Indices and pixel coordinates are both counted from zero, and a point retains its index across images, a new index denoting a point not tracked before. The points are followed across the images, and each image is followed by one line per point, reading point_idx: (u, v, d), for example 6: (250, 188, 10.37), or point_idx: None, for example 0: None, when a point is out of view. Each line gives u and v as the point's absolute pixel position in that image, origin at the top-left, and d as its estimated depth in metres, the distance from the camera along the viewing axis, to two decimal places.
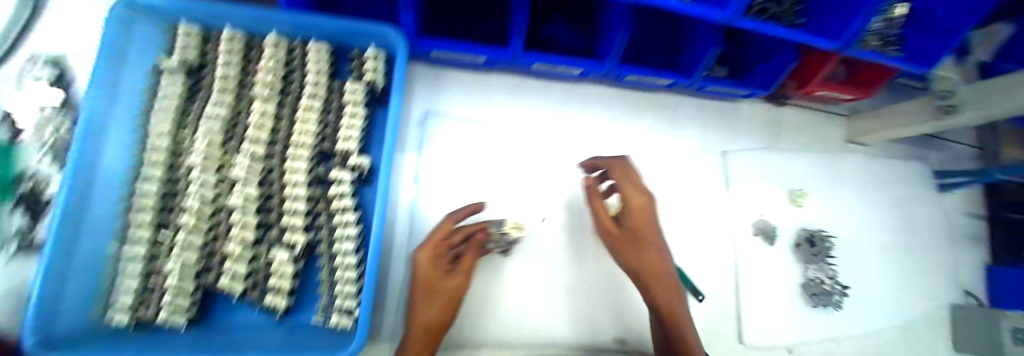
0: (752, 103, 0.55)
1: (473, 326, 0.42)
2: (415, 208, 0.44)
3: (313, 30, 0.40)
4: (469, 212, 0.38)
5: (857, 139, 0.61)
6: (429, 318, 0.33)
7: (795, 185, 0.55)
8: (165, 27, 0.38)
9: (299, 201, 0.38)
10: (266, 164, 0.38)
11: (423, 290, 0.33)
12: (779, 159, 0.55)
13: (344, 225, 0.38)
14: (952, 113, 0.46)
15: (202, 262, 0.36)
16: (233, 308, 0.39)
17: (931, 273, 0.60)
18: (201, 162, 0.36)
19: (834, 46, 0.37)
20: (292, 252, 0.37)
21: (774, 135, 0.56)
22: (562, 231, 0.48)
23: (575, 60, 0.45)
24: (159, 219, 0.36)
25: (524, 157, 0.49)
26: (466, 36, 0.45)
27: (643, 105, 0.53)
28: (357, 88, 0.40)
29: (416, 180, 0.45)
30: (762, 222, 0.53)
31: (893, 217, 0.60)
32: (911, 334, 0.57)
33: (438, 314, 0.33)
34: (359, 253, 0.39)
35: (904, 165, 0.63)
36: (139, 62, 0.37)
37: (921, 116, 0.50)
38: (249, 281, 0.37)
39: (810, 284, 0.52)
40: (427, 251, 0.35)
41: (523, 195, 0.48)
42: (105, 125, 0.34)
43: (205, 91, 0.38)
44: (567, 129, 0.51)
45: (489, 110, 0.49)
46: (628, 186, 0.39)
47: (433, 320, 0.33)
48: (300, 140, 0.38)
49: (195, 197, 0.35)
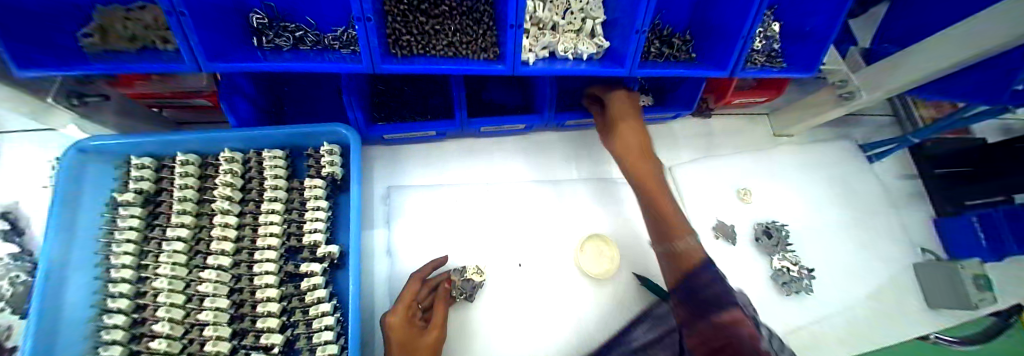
0: (683, 120, 0.62)
1: None
2: (390, 284, 0.45)
3: (262, 141, 0.45)
4: (433, 266, 0.44)
5: (783, 133, 0.68)
6: None
7: (741, 184, 0.60)
8: (118, 164, 0.44)
9: (272, 302, 0.39)
10: (235, 273, 0.41)
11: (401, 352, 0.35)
12: (719, 164, 0.60)
13: (321, 316, 0.38)
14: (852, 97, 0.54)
15: None
16: None
17: (883, 238, 0.65)
18: (167, 286, 0.38)
19: (726, 73, 0.44)
20: (271, 354, 0.37)
21: (709, 144, 0.62)
22: (540, 272, 0.50)
23: (515, 117, 0.51)
24: (131, 350, 0.37)
25: (489, 210, 0.52)
26: (416, 115, 0.51)
27: (587, 141, 0.58)
28: (316, 183, 0.43)
29: (389, 254, 0.47)
30: (720, 224, 0.56)
31: (834, 194, 0.65)
32: (885, 300, 0.60)
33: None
34: (339, 341, 0.40)
35: (832, 145, 0.70)
36: (91, 202, 0.42)
37: (824, 105, 0.58)
38: None
39: (779, 273, 0.54)
40: (400, 313, 0.38)
41: (494, 245, 0.50)
42: (66, 267, 0.38)
43: (165, 215, 0.42)
44: (524, 176, 0.55)
45: (447, 174, 0.53)
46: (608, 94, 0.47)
47: None
48: (267, 243, 0.40)
49: (164, 321, 0.37)
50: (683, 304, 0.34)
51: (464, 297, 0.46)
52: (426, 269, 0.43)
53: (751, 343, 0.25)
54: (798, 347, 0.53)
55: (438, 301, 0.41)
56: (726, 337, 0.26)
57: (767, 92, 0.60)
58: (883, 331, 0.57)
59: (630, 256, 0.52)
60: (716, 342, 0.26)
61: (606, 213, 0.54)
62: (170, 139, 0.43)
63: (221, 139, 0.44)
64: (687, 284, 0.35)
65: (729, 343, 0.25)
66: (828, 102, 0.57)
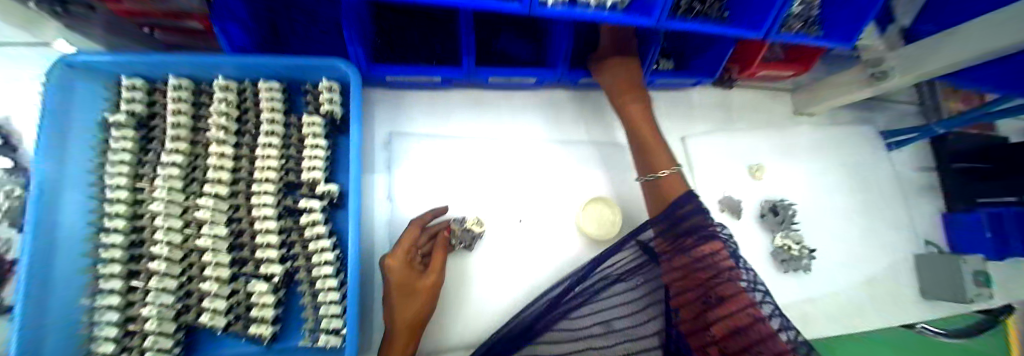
0: (702, 89, 0.59)
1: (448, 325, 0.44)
2: (390, 230, 0.46)
3: (261, 70, 0.42)
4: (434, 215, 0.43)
5: (805, 111, 0.65)
6: (409, 315, 0.36)
7: (755, 160, 0.58)
8: (110, 84, 0.42)
9: (271, 234, 0.39)
10: (232, 202, 0.41)
11: (399, 291, 0.36)
12: (735, 138, 0.58)
13: (321, 251, 0.39)
14: (883, 79, 0.51)
15: (179, 304, 0.38)
16: (221, 341, 0.41)
17: (889, 227, 0.64)
18: (164, 209, 0.38)
19: (759, 35, 0.40)
20: (271, 283, 0.38)
21: (726, 116, 0.59)
22: (541, 228, 0.50)
23: (528, 69, 0.48)
24: (129, 268, 0.39)
25: (494, 166, 0.51)
26: (421, 59, 0.48)
27: (601, 103, 0.55)
28: (315, 120, 0.41)
29: (389, 198, 0.47)
30: (728, 199, 0.54)
31: (847, 179, 0.64)
32: (878, 287, 0.60)
33: (419, 308, 0.37)
34: (339, 276, 0.40)
35: (852, 130, 0.67)
36: (85, 120, 0.40)
37: (855, 84, 0.54)
38: (231, 314, 0.38)
39: (780, 251, 0.54)
40: (399, 256, 0.37)
41: (495, 201, 0.50)
42: (60, 184, 0.37)
43: (160, 141, 0.42)
44: (532, 133, 0.53)
45: (451, 126, 0.51)
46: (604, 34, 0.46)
47: (413, 317, 0.36)
48: (264, 177, 0.39)
49: (161, 244, 0.37)
50: (663, 232, 0.38)
51: (463, 246, 0.46)
52: (426, 217, 0.42)
53: (726, 272, 0.33)
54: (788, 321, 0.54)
55: (437, 249, 0.41)
56: (706, 271, 0.33)
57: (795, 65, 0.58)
58: (871, 315, 0.58)
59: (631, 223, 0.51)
60: (699, 278, 0.33)
61: (614, 179, 0.53)
62: (159, 62, 0.39)
63: (214, 66, 0.40)
64: (668, 215, 0.39)
65: (710, 278, 0.33)
66: (858, 82, 0.54)
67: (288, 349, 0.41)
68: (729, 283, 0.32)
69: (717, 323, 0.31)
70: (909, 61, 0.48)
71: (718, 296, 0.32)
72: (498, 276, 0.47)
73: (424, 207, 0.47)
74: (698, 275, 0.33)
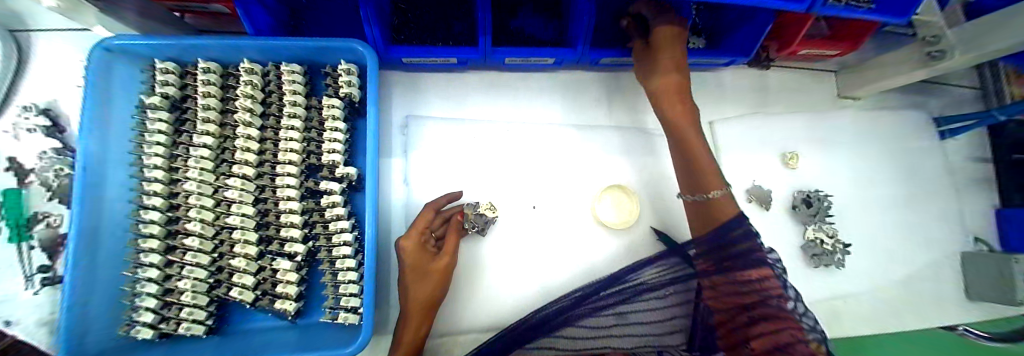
0: (734, 69, 0.55)
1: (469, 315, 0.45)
2: (407, 213, 0.46)
3: (281, 53, 0.42)
4: (446, 200, 0.43)
5: (848, 94, 0.60)
6: (423, 293, 0.37)
7: (789, 148, 0.54)
8: (144, 67, 0.43)
9: (294, 214, 0.39)
10: (258, 183, 0.41)
11: (413, 271, 0.37)
12: (767, 124, 0.54)
13: (340, 232, 0.40)
14: (938, 59, 0.44)
15: (211, 279, 0.40)
16: (250, 312, 0.44)
17: (934, 222, 0.59)
18: (196, 189, 0.39)
19: (801, 8, 0.35)
20: (294, 261, 0.40)
21: (759, 99, 0.55)
22: (557, 214, 0.49)
23: (546, 49, 0.46)
24: (167, 244, 0.41)
25: (511, 152, 0.49)
26: (438, 41, 0.47)
27: (625, 85, 0.52)
28: (334, 103, 0.41)
29: (406, 182, 0.47)
30: (756, 188, 0.51)
31: (890, 169, 0.59)
32: (917, 286, 0.56)
33: (432, 289, 0.37)
34: (356, 257, 0.41)
35: (902, 116, 0.62)
36: (123, 102, 0.42)
37: (904, 66, 0.49)
38: (258, 289, 0.40)
39: (810, 245, 0.51)
40: (412, 238, 0.38)
41: (512, 187, 0.49)
42: (103, 162, 0.39)
43: (192, 122, 0.42)
44: (552, 117, 0.51)
45: (467, 110, 0.50)
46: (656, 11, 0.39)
47: (427, 295, 0.37)
48: (286, 159, 0.40)
49: (195, 221, 0.39)
50: (703, 253, 0.33)
51: (476, 231, 0.46)
52: (440, 201, 0.42)
53: (771, 300, 0.28)
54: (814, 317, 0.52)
55: (450, 231, 0.41)
56: (751, 295, 0.28)
57: (836, 44, 0.53)
58: (906, 315, 0.55)
59: (655, 212, 0.49)
60: (739, 304, 0.27)
61: (639, 169, 0.51)
62: (190, 43, 0.39)
63: (239, 49, 0.41)
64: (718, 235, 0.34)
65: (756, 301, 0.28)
66: (911, 63, 0.48)
67: (312, 324, 0.43)
68: (773, 309, 0.28)
69: (756, 342, 0.26)
70: (971, 39, 0.41)
71: (761, 319, 0.27)
72: (519, 272, 0.46)
73: (439, 192, 0.47)
74: (736, 299, 0.28)
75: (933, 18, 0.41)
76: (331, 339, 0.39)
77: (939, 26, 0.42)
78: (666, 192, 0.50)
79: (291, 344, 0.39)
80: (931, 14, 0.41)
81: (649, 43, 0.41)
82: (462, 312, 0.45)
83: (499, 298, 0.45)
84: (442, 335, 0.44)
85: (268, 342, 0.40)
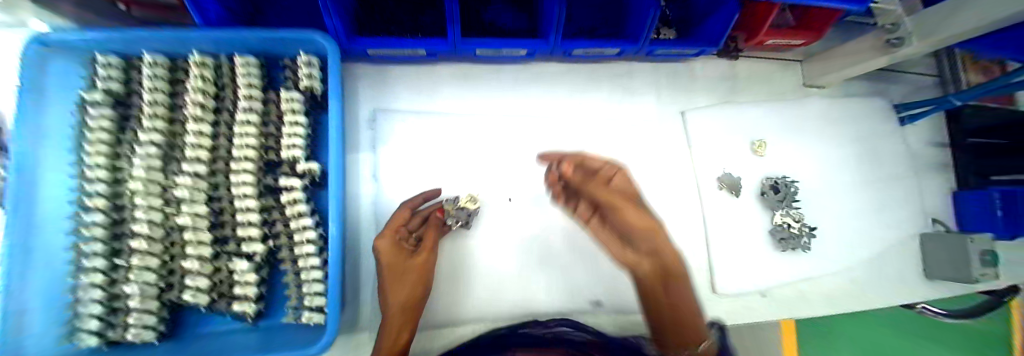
0: (703, 63, 0.54)
1: (452, 314, 0.44)
2: (376, 209, 0.45)
3: (233, 44, 0.39)
4: (421, 200, 0.40)
5: (814, 83, 0.61)
6: (403, 296, 0.35)
7: (757, 136, 0.55)
8: (82, 61, 0.40)
9: (252, 212, 0.38)
10: (213, 181, 0.39)
11: (390, 272, 0.35)
12: (739, 112, 0.55)
13: (302, 229, 0.38)
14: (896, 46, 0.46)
15: (162, 282, 0.38)
16: (204, 317, 0.43)
17: (895, 206, 0.62)
18: (143, 188, 0.37)
19: None
20: (252, 261, 0.38)
21: (732, 89, 0.56)
22: (532, 205, 0.48)
23: (518, 40, 0.44)
24: (113, 246, 0.39)
25: (485, 144, 0.49)
26: (406, 33, 0.45)
27: (599, 75, 0.51)
28: (294, 96, 0.39)
29: (374, 177, 0.45)
30: (727, 176, 0.52)
31: (855, 155, 0.61)
32: (880, 267, 0.59)
33: (411, 290, 0.36)
34: (321, 254, 0.40)
35: (866, 103, 0.64)
36: (64, 97, 0.39)
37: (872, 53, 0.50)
38: (214, 292, 0.38)
39: (778, 230, 0.52)
40: (386, 236, 0.36)
41: (485, 181, 0.48)
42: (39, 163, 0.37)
43: (138, 119, 0.40)
44: (524, 109, 0.50)
45: (438, 103, 0.49)
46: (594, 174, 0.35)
47: (407, 297, 0.36)
48: (243, 154, 0.38)
49: (142, 222, 0.37)
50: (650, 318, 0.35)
51: (460, 225, 0.45)
52: (416, 200, 0.40)
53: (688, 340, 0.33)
54: (782, 299, 0.54)
55: (430, 228, 0.40)
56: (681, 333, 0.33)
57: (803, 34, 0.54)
58: (869, 294, 0.58)
59: None
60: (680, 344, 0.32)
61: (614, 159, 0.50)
62: (130, 37, 0.36)
63: (189, 42, 0.38)
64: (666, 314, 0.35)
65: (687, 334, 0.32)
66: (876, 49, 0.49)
67: (273, 326, 0.42)
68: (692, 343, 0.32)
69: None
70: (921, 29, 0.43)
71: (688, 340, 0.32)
72: (507, 273, 0.46)
73: (412, 187, 0.46)
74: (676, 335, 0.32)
75: (892, 6, 0.42)
76: (296, 339, 0.38)
77: (898, 13, 0.43)
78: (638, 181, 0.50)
79: (251, 348, 0.38)
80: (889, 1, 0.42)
81: (620, 182, 0.35)
82: (447, 310, 0.44)
83: (486, 298, 0.45)
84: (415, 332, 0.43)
85: (227, 346, 0.39)
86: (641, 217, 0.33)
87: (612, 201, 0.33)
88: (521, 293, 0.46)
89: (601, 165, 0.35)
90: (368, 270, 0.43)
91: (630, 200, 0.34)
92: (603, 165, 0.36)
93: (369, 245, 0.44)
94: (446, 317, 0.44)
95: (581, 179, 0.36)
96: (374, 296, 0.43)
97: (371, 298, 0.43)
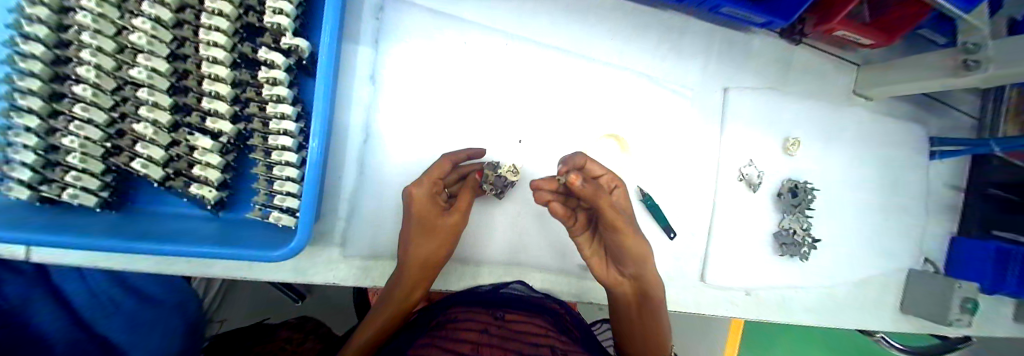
0: (763, 36, 0.49)
1: (460, 269, 0.43)
2: (369, 119, 0.39)
3: None
4: (463, 159, 0.37)
5: (862, 93, 0.56)
6: (426, 253, 0.34)
7: (792, 134, 0.50)
8: None
9: (221, 84, 0.32)
10: (176, 35, 0.32)
11: (420, 226, 0.33)
12: (781, 103, 0.50)
13: (280, 119, 0.33)
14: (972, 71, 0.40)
15: (109, 144, 0.33)
16: (161, 196, 0.39)
17: (898, 238, 0.60)
18: (91, 25, 0.29)
19: None
20: (218, 141, 0.33)
21: (781, 76, 0.50)
22: (543, 153, 0.44)
23: None
24: (54, 89, 0.32)
25: (510, 73, 0.42)
26: None
27: (647, 24, 0.44)
28: None
29: (373, 80, 0.38)
30: (749, 167, 0.48)
31: (877, 179, 0.58)
32: (863, 291, 0.59)
33: (436, 248, 0.34)
34: (300, 152, 0.35)
35: (905, 128, 0.60)
36: None
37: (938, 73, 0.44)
38: (170, 168, 0.34)
39: (783, 234, 0.50)
40: (424, 186, 0.33)
41: (496, 116, 0.42)
42: None
43: None
44: (557, 40, 0.42)
45: (462, 9, 0.40)
46: (616, 217, 0.30)
47: (431, 255, 0.34)
48: (215, 7, 0.30)
49: (87, 66, 0.30)
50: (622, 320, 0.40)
51: (494, 193, 0.42)
52: (459, 155, 0.37)
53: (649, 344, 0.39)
54: (763, 301, 0.53)
55: (466, 188, 0.36)
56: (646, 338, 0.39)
57: (876, 33, 0.48)
58: (844, 314, 0.58)
59: (645, 174, 0.46)
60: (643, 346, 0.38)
61: (641, 125, 0.45)
62: None
63: None
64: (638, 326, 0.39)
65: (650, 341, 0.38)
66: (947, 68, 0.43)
67: (236, 220, 0.38)
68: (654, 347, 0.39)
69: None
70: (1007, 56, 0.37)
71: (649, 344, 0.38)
72: (517, 234, 0.45)
73: (415, 103, 0.40)
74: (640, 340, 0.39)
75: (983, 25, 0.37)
76: (261, 236, 0.34)
77: (984, 34, 0.37)
78: (658, 153, 0.46)
79: (210, 235, 0.34)
80: (980, 19, 0.37)
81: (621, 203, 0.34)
82: (458, 264, 0.43)
83: (489, 247, 0.44)
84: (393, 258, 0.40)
85: (181, 229, 0.35)
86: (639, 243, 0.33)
87: (620, 225, 0.31)
88: (514, 246, 0.45)
89: (602, 175, 0.35)
90: (353, 183, 0.39)
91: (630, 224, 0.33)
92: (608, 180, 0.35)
93: (355, 156, 0.39)
94: (455, 272, 0.43)
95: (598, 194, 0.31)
96: (355, 211, 0.39)
97: (348, 212, 0.39)
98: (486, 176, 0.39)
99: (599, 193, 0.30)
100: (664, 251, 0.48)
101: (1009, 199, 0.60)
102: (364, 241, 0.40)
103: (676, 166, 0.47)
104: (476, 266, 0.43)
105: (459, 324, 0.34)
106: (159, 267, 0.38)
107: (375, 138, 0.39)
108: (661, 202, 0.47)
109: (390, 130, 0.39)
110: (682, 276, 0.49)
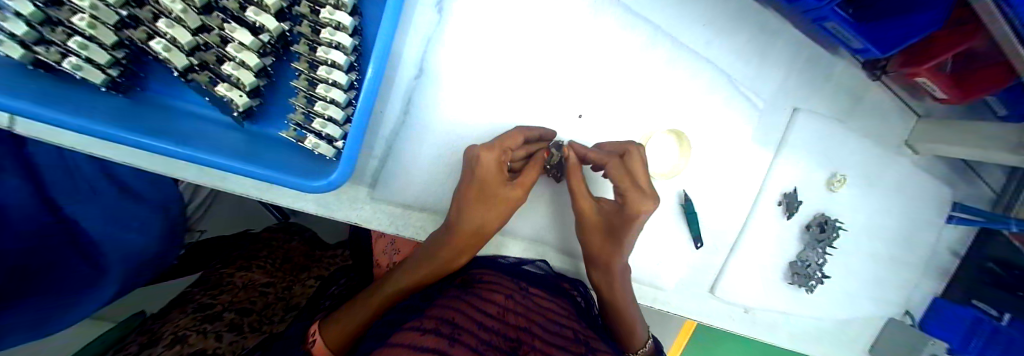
0: (847, 64, 0.46)
1: (499, 244, 0.42)
2: (427, 50, 0.34)
3: None
4: (535, 136, 0.36)
5: (914, 146, 0.54)
6: (481, 221, 0.33)
7: (841, 170, 0.50)
8: None
9: None
10: None
11: (481, 192, 0.32)
12: (839, 136, 0.48)
13: (334, 28, 0.27)
14: None
15: (123, 12, 0.27)
16: (176, 91, 0.35)
17: (896, 290, 0.61)
18: None
19: None
20: (258, 40, 0.28)
21: (848, 109, 0.48)
22: (599, 134, 0.41)
23: None
24: None
25: (588, 36, 0.37)
26: None
27: (742, 20, 0.40)
28: None
29: (439, 9, 0.33)
30: (792, 193, 0.47)
31: (895, 231, 0.59)
32: (846, 330, 0.61)
33: (491, 218, 0.33)
34: (349, 74, 0.30)
35: (937, 188, 0.59)
36: None
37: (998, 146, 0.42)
38: (195, 58, 0.29)
39: (798, 264, 0.51)
40: (495, 152, 0.31)
41: (564, 80, 0.38)
42: None
43: None
44: (651, 12, 0.37)
45: None
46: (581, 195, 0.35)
47: (484, 224, 0.33)
48: None
49: None
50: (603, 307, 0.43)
51: (555, 176, 0.40)
52: (532, 132, 0.35)
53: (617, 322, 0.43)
54: (758, 322, 0.54)
55: (534, 163, 0.34)
56: (617, 318, 0.42)
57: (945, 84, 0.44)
58: (821, 348, 0.60)
59: (690, 178, 0.45)
60: (615, 319, 0.42)
61: (700, 128, 0.43)
62: None
63: None
64: (611, 305, 0.42)
65: (620, 318, 0.42)
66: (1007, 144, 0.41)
67: (262, 135, 0.36)
68: (631, 329, 0.43)
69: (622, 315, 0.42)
70: None
71: (616, 320, 0.43)
72: (551, 213, 0.42)
73: (478, 45, 0.35)
74: (620, 317, 0.42)
75: None
76: (294, 159, 0.32)
77: None
78: (713, 158, 0.44)
79: (234, 145, 0.31)
80: None
81: (610, 206, 0.36)
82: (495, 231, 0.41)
83: (521, 220, 0.42)
84: (424, 209, 0.38)
85: (203, 133, 0.31)
86: (606, 242, 0.37)
87: (583, 206, 0.36)
88: (543, 225, 0.42)
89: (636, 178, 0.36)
90: (398, 123, 0.35)
91: (606, 225, 0.36)
92: (617, 178, 0.34)
93: (403, 90, 0.35)
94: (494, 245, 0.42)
95: (580, 172, 0.36)
96: (391, 153, 0.36)
97: (385, 152, 0.36)
98: (552, 157, 0.37)
99: (575, 171, 0.35)
100: (684, 259, 0.48)
101: (1001, 277, 0.55)
102: (395, 186, 0.37)
103: (721, 176, 0.45)
104: (504, 235, 0.42)
105: (486, 286, 0.35)
106: (168, 168, 0.34)
107: (430, 77, 0.35)
108: (699, 209, 0.46)
109: (449, 69, 0.35)
110: (692, 284, 0.50)
